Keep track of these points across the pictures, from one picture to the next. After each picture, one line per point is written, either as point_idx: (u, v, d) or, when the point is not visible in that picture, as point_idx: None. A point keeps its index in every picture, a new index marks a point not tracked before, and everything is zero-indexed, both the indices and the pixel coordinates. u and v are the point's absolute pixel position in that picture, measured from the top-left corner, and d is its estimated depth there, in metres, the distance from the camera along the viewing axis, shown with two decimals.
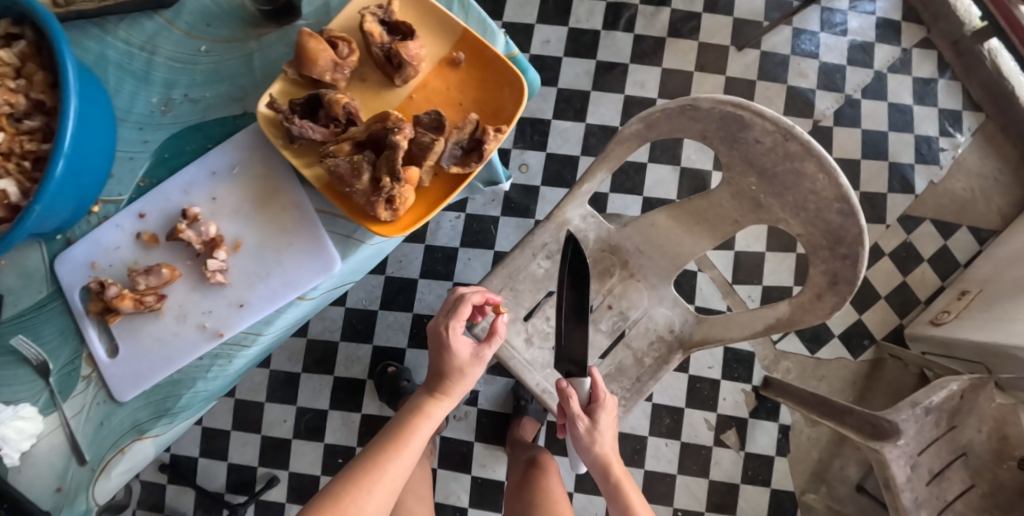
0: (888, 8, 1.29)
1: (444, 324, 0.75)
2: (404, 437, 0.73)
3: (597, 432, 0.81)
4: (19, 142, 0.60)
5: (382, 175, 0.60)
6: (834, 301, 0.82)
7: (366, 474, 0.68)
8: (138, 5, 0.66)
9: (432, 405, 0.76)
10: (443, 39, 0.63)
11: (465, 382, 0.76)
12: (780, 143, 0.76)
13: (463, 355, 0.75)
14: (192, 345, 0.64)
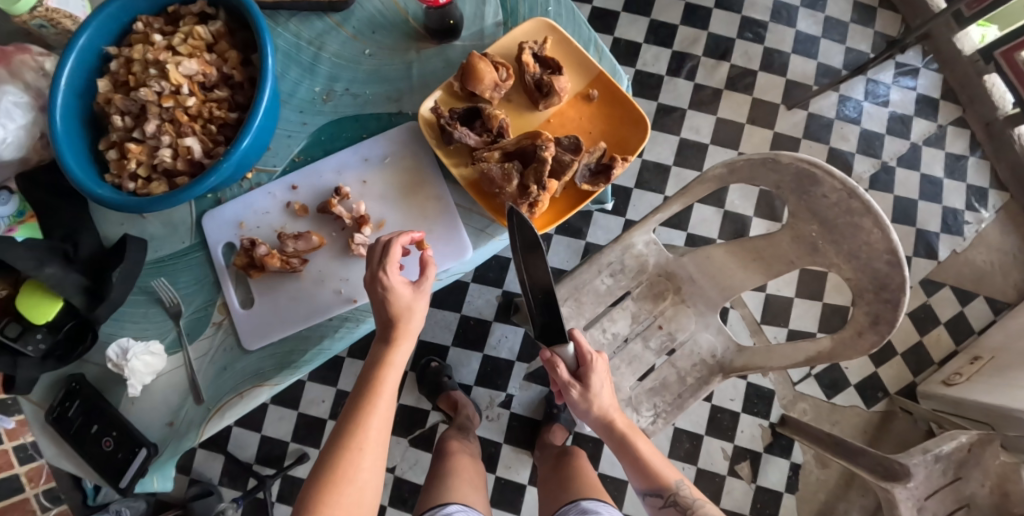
0: (928, 85, 1.38)
1: (379, 275, 0.66)
2: (372, 395, 0.66)
3: (595, 386, 0.81)
4: (208, 108, 0.69)
5: (529, 182, 0.71)
6: (874, 339, 0.90)
7: (348, 443, 0.64)
8: (314, 6, 0.76)
9: (388, 353, 0.68)
10: (581, 77, 0.76)
11: (412, 317, 0.68)
12: (845, 200, 0.86)
13: (406, 296, 0.67)
14: (326, 306, 0.74)
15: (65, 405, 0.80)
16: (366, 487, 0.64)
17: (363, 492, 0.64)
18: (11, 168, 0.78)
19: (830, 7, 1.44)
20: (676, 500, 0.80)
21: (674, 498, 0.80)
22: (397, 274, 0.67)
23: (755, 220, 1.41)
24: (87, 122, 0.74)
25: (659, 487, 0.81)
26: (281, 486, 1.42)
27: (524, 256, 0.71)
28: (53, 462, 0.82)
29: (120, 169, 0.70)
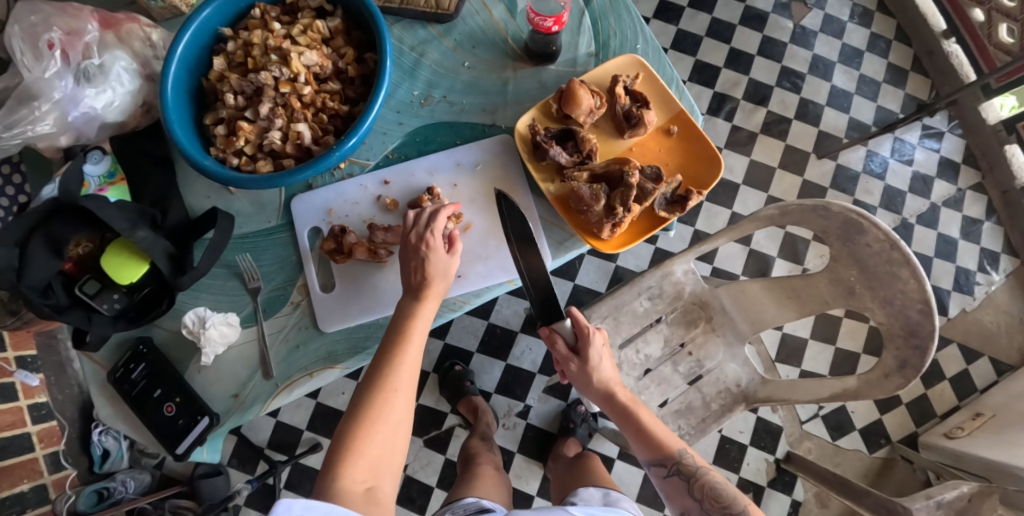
0: (951, 149, 1.45)
1: (422, 238, 0.73)
2: (400, 345, 0.69)
3: (599, 359, 0.87)
4: (321, 98, 0.73)
5: (613, 204, 0.76)
6: (900, 382, 0.95)
7: (383, 384, 0.66)
8: (421, 15, 0.81)
9: (418, 308, 0.72)
10: (665, 112, 0.82)
11: (442, 276, 0.73)
12: (887, 250, 0.91)
13: (443, 260, 0.73)
14: None
15: (129, 367, 0.81)
16: (399, 427, 0.66)
17: (395, 432, 0.66)
18: (109, 131, 0.80)
19: (866, 66, 1.49)
20: (679, 465, 0.85)
21: (677, 464, 0.85)
22: (438, 240, 0.74)
23: (778, 261, 1.46)
24: (193, 95, 0.77)
25: (662, 455, 0.85)
26: (290, 473, 1.42)
27: (519, 251, 0.76)
28: (106, 423, 0.83)
29: (226, 145, 0.73)
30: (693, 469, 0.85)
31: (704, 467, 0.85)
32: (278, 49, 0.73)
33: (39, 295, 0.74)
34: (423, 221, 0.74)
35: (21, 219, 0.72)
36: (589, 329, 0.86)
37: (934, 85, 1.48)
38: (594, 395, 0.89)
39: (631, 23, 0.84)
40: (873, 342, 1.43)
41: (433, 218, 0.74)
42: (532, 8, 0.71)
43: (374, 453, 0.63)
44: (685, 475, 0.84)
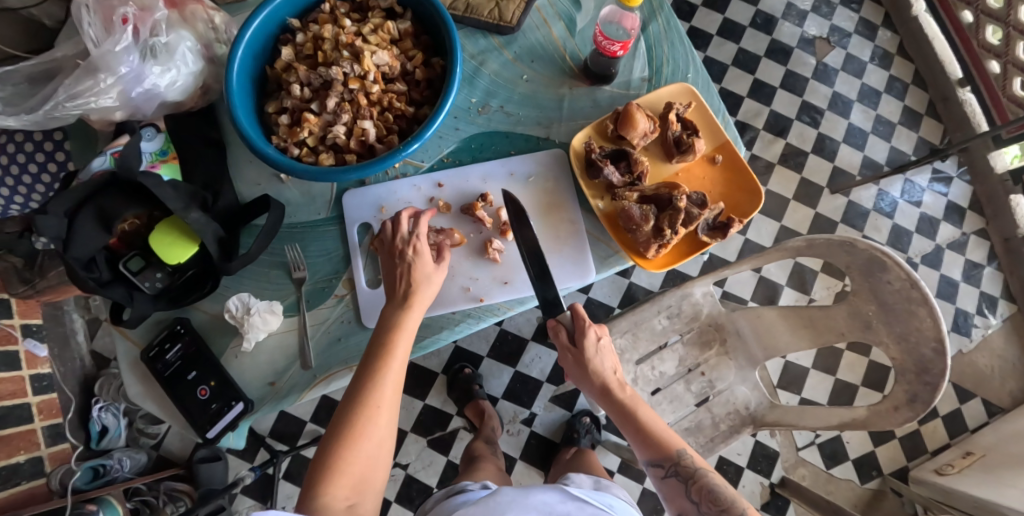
0: (959, 194, 1.50)
1: (410, 243, 0.75)
2: (385, 355, 0.69)
3: (600, 353, 0.86)
4: (388, 98, 0.76)
5: (661, 226, 0.79)
6: (908, 415, 0.97)
7: (366, 398, 0.67)
8: (483, 25, 0.84)
9: (403, 316, 0.72)
10: (712, 141, 0.84)
11: (428, 284, 0.74)
12: (907, 288, 0.94)
13: (429, 267, 0.75)
14: (453, 300, 0.80)
15: (164, 347, 0.80)
16: (383, 439, 0.67)
17: (378, 445, 0.67)
18: (166, 110, 0.81)
19: (883, 107, 1.53)
20: (676, 465, 0.83)
21: (675, 465, 0.83)
22: (427, 249, 0.76)
23: (786, 289, 1.49)
24: (255, 82, 0.78)
25: (660, 455, 0.83)
26: (290, 464, 1.42)
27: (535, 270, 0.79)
28: (135, 401, 0.83)
29: (289, 135, 0.75)
30: (692, 470, 0.82)
31: (703, 467, 0.82)
32: (349, 46, 0.75)
33: (85, 268, 0.75)
34: (408, 226, 0.76)
35: (74, 190, 0.72)
36: (589, 322, 0.85)
37: (946, 131, 1.52)
38: (592, 391, 0.88)
39: (684, 51, 0.87)
40: (871, 376, 1.47)
41: (418, 226, 0.77)
42: (601, 32, 0.75)
43: (358, 468, 0.64)
44: (683, 477, 0.82)
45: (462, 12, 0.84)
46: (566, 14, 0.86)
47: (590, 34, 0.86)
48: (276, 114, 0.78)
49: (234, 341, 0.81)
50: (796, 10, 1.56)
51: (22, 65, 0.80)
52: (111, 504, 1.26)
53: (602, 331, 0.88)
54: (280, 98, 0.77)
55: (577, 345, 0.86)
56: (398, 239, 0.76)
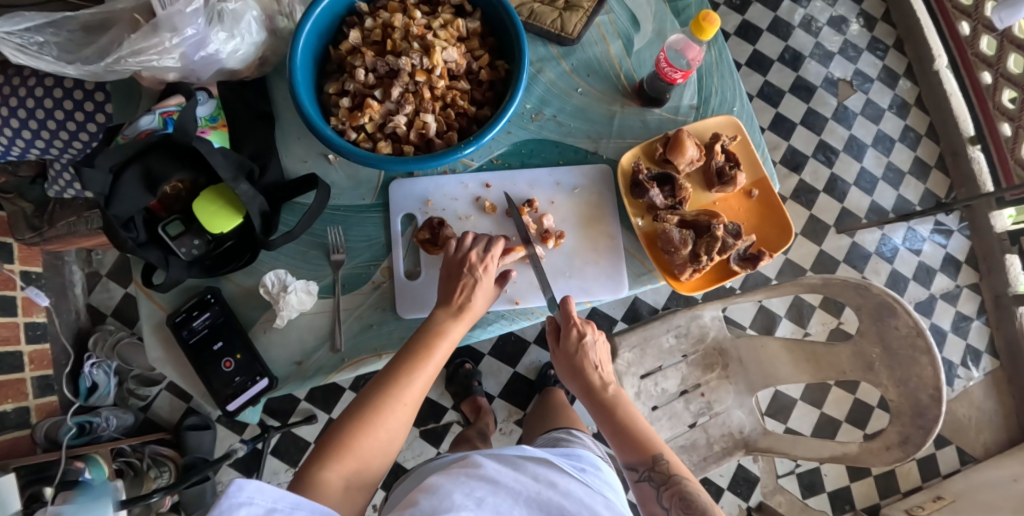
0: (956, 247, 1.55)
1: (483, 262, 0.78)
2: (424, 358, 0.70)
3: (587, 348, 0.83)
4: (452, 95, 0.78)
5: (698, 252, 0.82)
6: (899, 455, 0.97)
7: (395, 391, 0.67)
8: (544, 34, 0.87)
9: (450, 325, 0.74)
10: (751, 176, 0.88)
11: (480, 300, 0.77)
12: (914, 335, 0.92)
13: (489, 286, 0.78)
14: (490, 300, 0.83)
15: (191, 314, 0.80)
16: (395, 435, 0.67)
17: (390, 439, 0.67)
18: (220, 76, 0.80)
19: (895, 155, 1.57)
20: (651, 469, 0.76)
21: (649, 470, 0.76)
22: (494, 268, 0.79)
23: (784, 320, 1.50)
24: (317, 60, 0.79)
25: (636, 457, 0.77)
26: (279, 440, 1.41)
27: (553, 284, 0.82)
28: (153, 365, 0.82)
29: (349, 118, 0.76)
30: (666, 475, 0.76)
31: (680, 472, 0.75)
32: (420, 38, 0.78)
33: (124, 227, 0.73)
34: (482, 244, 0.79)
35: (127, 145, 0.70)
36: (577, 317, 0.82)
37: (952, 186, 1.57)
38: (576, 388, 0.85)
39: (733, 85, 0.89)
40: (855, 413, 1.52)
41: (491, 246, 0.79)
42: (666, 59, 0.79)
43: (365, 454, 0.64)
44: (656, 482, 0.75)
45: (527, 17, 0.87)
46: (624, 33, 0.89)
47: (646, 56, 0.89)
48: (335, 95, 0.79)
49: (264, 316, 0.82)
50: (823, 51, 1.60)
51: (80, 12, 0.78)
52: (98, 464, 1.16)
53: (596, 331, 0.84)
54: (341, 80, 0.78)
55: (562, 339, 0.83)
56: (474, 253, 0.78)
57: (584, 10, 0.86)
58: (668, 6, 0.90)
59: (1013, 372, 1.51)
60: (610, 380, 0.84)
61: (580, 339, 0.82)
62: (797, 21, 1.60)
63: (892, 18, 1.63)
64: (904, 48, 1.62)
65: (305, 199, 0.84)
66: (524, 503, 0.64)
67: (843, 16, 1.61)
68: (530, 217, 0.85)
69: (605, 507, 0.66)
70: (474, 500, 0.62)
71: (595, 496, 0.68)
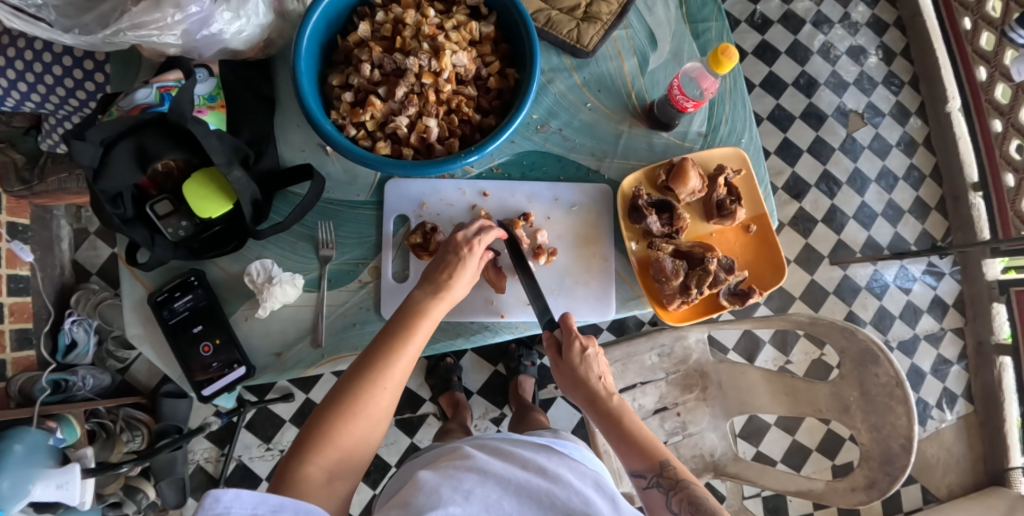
0: (946, 290, 1.56)
1: (469, 242, 0.77)
2: (405, 339, 0.70)
3: (590, 361, 0.80)
4: (457, 101, 0.77)
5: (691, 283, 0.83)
6: (863, 498, 0.97)
7: (374, 376, 0.67)
8: (560, 43, 0.85)
9: (431, 306, 0.73)
10: (750, 212, 0.88)
11: (463, 283, 0.76)
12: (893, 385, 0.92)
13: (472, 269, 0.77)
14: (477, 310, 0.84)
15: (173, 295, 0.79)
16: (378, 420, 0.67)
17: (373, 426, 0.66)
18: (223, 56, 0.78)
19: (897, 193, 1.57)
20: (658, 475, 0.73)
21: (658, 476, 0.73)
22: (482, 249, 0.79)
23: (767, 346, 1.50)
24: (323, 48, 0.77)
25: (642, 465, 0.74)
26: (254, 415, 1.41)
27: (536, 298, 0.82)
28: (131, 342, 0.81)
29: (350, 114, 0.75)
30: (675, 481, 0.72)
31: (688, 477, 0.72)
32: (430, 38, 0.76)
33: (111, 202, 0.71)
34: (472, 228, 0.79)
35: (119, 120, 0.67)
36: (577, 331, 0.80)
37: (949, 229, 1.58)
38: (580, 401, 0.82)
39: (743, 116, 0.89)
40: (826, 443, 1.53)
41: (482, 232, 0.79)
42: (679, 86, 0.80)
43: (347, 443, 0.64)
44: (665, 488, 0.73)
45: (544, 25, 0.85)
46: (640, 50, 0.88)
47: (660, 76, 0.88)
48: (339, 88, 0.77)
49: (247, 304, 0.81)
50: (838, 80, 1.59)
51: None
52: (70, 424, 1.16)
53: (598, 345, 0.82)
54: (346, 73, 0.77)
55: (563, 353, 0.80)
56: (461, 237, 0.77)
57: (602, 23, 0.85)
58: (688, 28, 0.89)
59: (986, 418, 1.53)
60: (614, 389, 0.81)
61: (584, 351, 0.80)
62: (816, 47, 1.59)
63: (911, 54, 1.62)
64: (919, 86, 1.61)
65: (298, 189, 0.82)
66: (512, 492, 0.63)
67: (862, 47, 1.61)
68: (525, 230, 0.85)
69: (596, 490, 0.65)
70: (462, 494, 0.62)
71: (586, 480, 0.67)
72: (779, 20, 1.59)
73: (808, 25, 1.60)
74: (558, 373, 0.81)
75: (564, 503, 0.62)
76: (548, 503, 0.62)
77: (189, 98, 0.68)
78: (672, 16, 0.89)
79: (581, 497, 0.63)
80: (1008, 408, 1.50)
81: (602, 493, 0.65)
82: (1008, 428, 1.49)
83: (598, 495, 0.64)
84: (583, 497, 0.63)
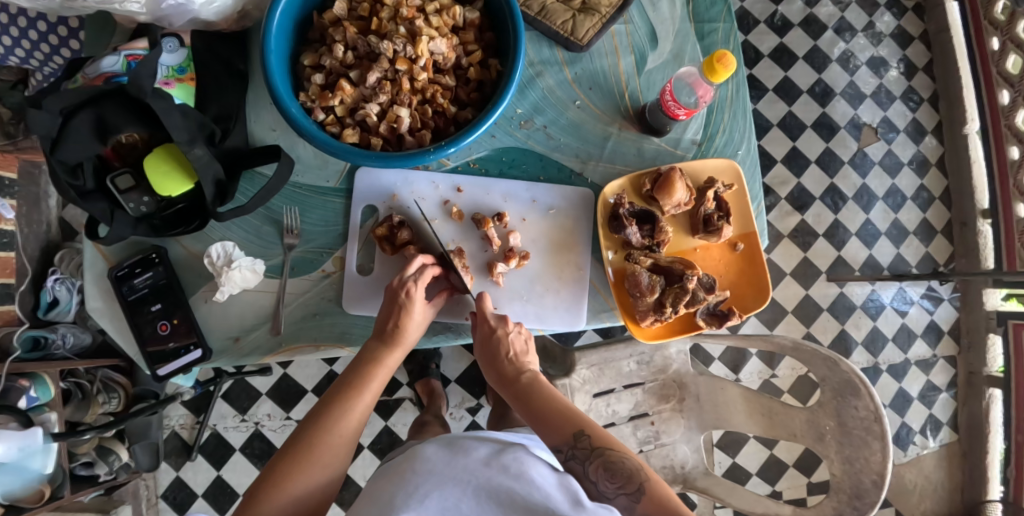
0: (943, 316, 1.53)
1: (405, 286, 0.76)
2: (359, 388, 0.71)
3: (501, 340, 0.78)
4: (432, 91, 0.73)
5: (666, 301, 0.81)
6: None
7: (331, 424, 0.68)
8: (553, 35, 0.81)
9: (385, 354, 0.74)
10: (739, 230, 0.85)
11: (415, 327, 0.76)
12: (872, 420, 0.89)
13: (420, 314, 0.76)
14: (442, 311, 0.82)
15: (134, 271, 0.77)
16: (333, 468, 0.67)
17: (328, 475, 0.67)
18: (195, 27, 0.76)
19: (904, 213, 1.53)
20: (573, 447, 0.68)
21: (573, 448, 0.68)
22: (422, 291, 0.77)
23: (752, 358, 1.47)
24: (298, 25, 0.74)
25: (557, 437, 0.69)
26: (231, 386, 1.41)
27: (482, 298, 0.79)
28: (91, 315, 0.80)
29: (319, 97, 0.72)
30: (592, 449, 0.68)
31: (604, 442, 0.68)
32: (408, 22, 0.72)
33: (68, 173, 0.68)
34: (413, 272, 0.77)
35: (76, 92, 0.64)
36: (489, 311, 0.79)
37: (953, 254, 1.53)
38: (496, 383, 0.79)
39: (742, 127, 0.85)
40: (804, 460, 1.51)
41: (422, 272, 0.77)
42: (671, 92, 0.76)
43: (298, 493, 0.64)
44: (582, 460, 0.68)
45: (539, 15, 0.81)
46: (639, 48, 0.84)
47: (657, 77, 0.84)
48: (311, 68, 0.74)
49: (207, 286, 0.79)
50: (855, 91, 1.53)
51: None
52: (46, 383, 1.03)
53: (512, 325, 0.80)
54: (319, 53, 0.74)
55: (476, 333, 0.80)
56: (400, 280, 0.76)
57: (600, 16, 0.81)
58: (693, 28, 0.84)
59: (968, 448, 1.50)
60: (530, 368, 0.78)
61: (493, 331, 0.78)
62: (836, 55, 1.53)
63: (933, 71, 1.57)
64: (938, 105, 1.56)
65: (266, 170, 0.80)
66: (472, 493, 0.58)
67: (884, 58, 1.55)
68: (495, 231, 0.83)
69: (559, 486, 0.59)
70: (417, 499, 0.58)
71: (550, 473, 0.61)
72: (800, 23, 1.53)
73: (830, 31, 1.53)
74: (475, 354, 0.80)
75: (523, 501, 0.57)
76: (507, 502, 0.57)
77: (149, 70, 0.65)
78: (678, 14, 0.84)
79: (543, 493, 0.57)
80: (993, 440, 1.46)
81: (567, 488, 0.59)
82: (990, 461, 1.46)
83: (561, 491, 0.59)
84: (543, 493, 0.57)
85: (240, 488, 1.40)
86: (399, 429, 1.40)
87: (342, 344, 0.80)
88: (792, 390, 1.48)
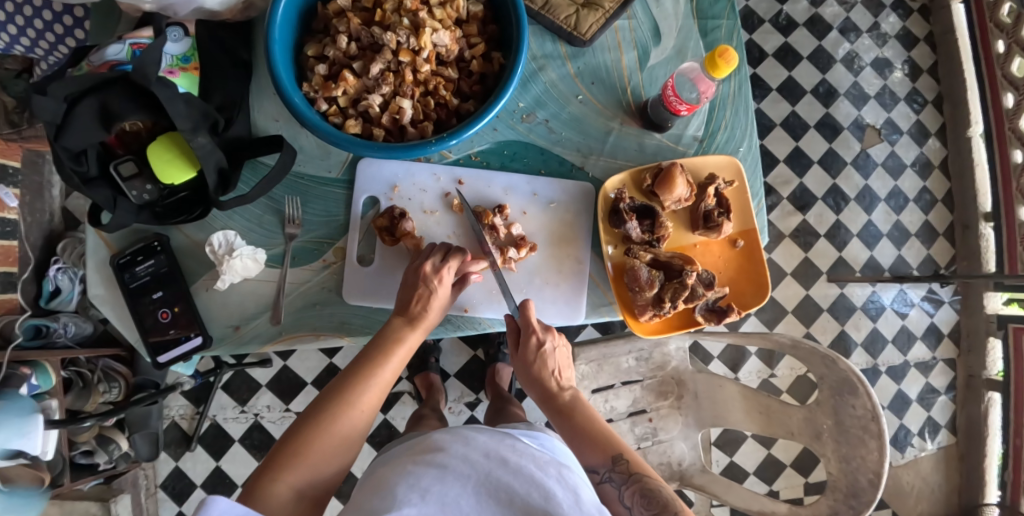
0: (943, 319, 1.53)
1: (437, 271, 0.77)
2: (381, 366, 0.71)
3: (546, 356, 0.81)
4: (435, 83, 0.74)
5: (666, 296, 0.82)
6: None
7: (353, 397, 0.68)
8: (556, 29, 0.81)
9: (407, 333, 0.74)
10: (739, 226, 0.85)
11: (437, 310, 0.77)
12: (869, 419, 0.89)
13: (444, 296, 0.77)
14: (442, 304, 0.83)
15: (136, 259, 0.78)
16: (352, 440, 0.67)
17: (346, 448, 0.66)
18: (199, 16, 0.76)
19: (906, 215, 1.53)
20: (611, 469, 0.71)
21: (611, 470, 0.72)
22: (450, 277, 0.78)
23: (751, 358, 1.47)
24: (301, 15, 0.74)
25: (596, 458, 0.73)
26: (232, 377, 1.41)
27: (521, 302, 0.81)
28: (93, 302, 0.80)
29: (322, 88, 0.72)
30: (629, 474, 0.71)
31: (641, 469, 0.71)
32: (412, 14, 0.73)
33: (72, 160, 0.68)
34: (438, 256, 0.78)
35: (81, 78, 0.64)
36: (536, 324, 0.81)
37: (955, 257, 1.53)
38: (536, 396, 0.83)
39: (744, 123, 0.85)
40: (801, 460, 1.51)
41: (448, 258, 0.78)
42: (673, 88, 0.76)
43: (319, 462, 0.64)
44: (618, 483, 0.71)
45: (543, 9, 0.81)
46: (642, 43, 0.84)
47: (659, 73, 0.84)
48: (313, 59, 0.74)
49: (208, 275, 0.80)
50: (858, 92, 1.53)
51: None
52: (46, 372, 1.02)
53: (557, 338, 0.83)
54: (322, 43, 0.74)
55: (521, 345, 0.81)
56: (428, 264, 0.77)
57: (604, 11, 0.81)
58: (696, 24, 0.84)
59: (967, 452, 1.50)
60: (569, 385, 0.82)
61: (539, 345, 0.81)
62: (840, 55, 1.53)
63: (937, 73, 1.57)
64: (943, 106, 1.56)
65: (268, 159, 0.80)
66: (472, 491, 0.58)
67: (888, 60, 1.55)
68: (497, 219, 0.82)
69: (559, 483, 0.59)
70: (418, 493, 0.57)
71: (548, 470, 0.61)
72: (805, 23, 1.53)
73: (834, 31, 1.53)
74: (516, 363, 0.82)
75: (522, 499, 0.56)
76: (506, 499, 0.57)
77: (153, 58, 0.65)
78: (681, 10, 0.84)
79: (543, 492, 0.57)
80: (992, 444, 1.46)
81: (566, 485, 0.59)
82: (988, 464, 1.46)
83: (560, 487, 0.59)
84: (543, 491, 0.57)
85: (238, 479, 1.40)
86: (398, 422, 1.40)
87: (341, 333, 0.81)
88: (791, 389, 1.48)
